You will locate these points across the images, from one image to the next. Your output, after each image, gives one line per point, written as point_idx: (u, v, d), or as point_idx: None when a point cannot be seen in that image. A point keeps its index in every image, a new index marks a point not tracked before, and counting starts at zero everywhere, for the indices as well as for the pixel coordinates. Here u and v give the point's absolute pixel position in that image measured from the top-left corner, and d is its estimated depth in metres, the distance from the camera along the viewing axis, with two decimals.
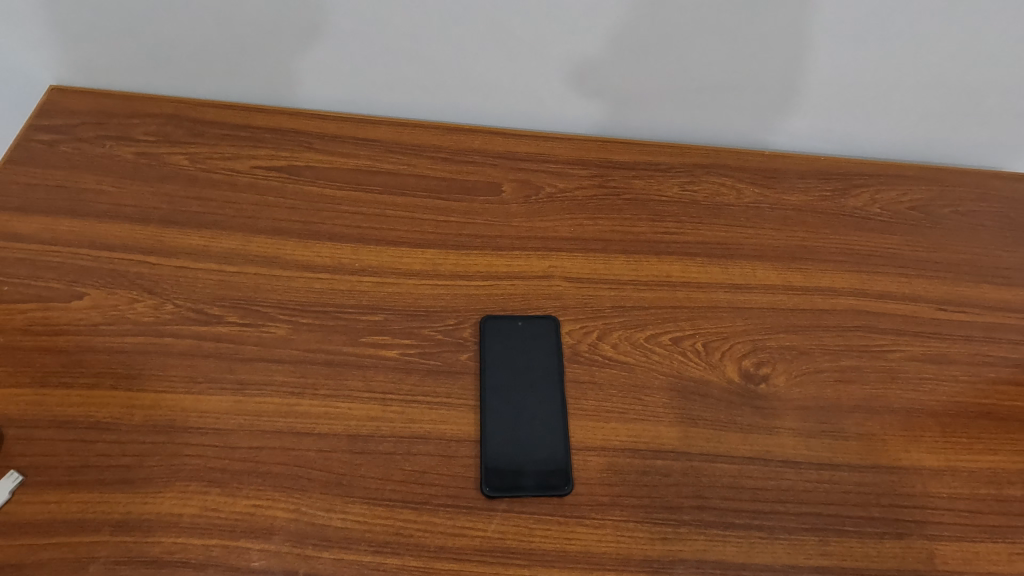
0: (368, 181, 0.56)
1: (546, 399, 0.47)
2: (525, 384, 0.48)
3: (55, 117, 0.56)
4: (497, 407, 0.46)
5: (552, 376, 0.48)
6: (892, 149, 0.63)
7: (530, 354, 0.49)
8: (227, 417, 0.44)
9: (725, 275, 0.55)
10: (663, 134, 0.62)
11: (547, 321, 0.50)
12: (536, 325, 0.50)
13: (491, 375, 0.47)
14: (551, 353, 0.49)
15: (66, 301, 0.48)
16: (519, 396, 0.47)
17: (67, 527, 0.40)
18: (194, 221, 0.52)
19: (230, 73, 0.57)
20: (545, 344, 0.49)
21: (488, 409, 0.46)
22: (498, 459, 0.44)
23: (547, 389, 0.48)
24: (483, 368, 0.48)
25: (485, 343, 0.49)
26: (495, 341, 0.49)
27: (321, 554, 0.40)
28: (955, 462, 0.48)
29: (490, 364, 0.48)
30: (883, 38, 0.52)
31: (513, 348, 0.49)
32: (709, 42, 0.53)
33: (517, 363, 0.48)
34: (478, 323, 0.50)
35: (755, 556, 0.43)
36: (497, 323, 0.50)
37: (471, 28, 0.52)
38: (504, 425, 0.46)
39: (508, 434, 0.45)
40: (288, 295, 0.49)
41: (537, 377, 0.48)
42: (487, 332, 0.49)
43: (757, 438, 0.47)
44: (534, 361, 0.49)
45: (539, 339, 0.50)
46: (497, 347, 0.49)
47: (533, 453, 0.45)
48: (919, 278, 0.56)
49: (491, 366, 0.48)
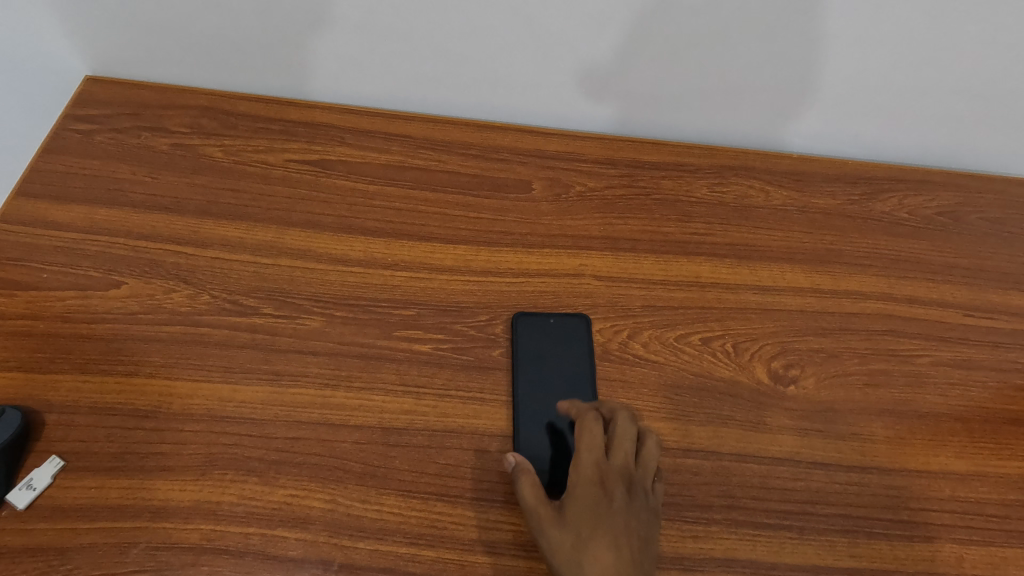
0: (400, 176, 0.56)
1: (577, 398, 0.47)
2: (556, 383, 0.48)
3: (90, 107, 0.57)
4: (529, 405, 0.47)
5: (583, 375, 0.48)
6: (919, 154, 0.62)
7: (561, 353, 0.49)
8: (262, 408, 0.44)
9: (754, 277, 0.55)
10: (689, 135, 0.62)
11: (579, 317, 0.51)
12: (567, 322, 0.50)
13: (523, 374, 0.48)
14: (582, 352, 0.49)
15: (104, 289, 0.48)
16: (550, 395, 0.47)
17: (107, 513, 0.40)
18: (229, 213, 0.53)
19: (262, 67, 0.57)
20: (575, 342, 0.50)
21: (520, 408, 0.46)
22: (530, 452, 0.45)
23: (578, 387, 0.48)
24: (515, 364, 0.48)
25: (517, 341, 0.49)
26: (526, 340, 0.49)
27: (358, 544, 0.41)
28: (983, 467, 0.48)
29: (521, 362, 0.48)
30: (919, 47, 0.52)
31: (544, 346, 0.49)
32: (740, 45, 0.52)
33: (548, 362, 0.48)
34: (510, 320, 0.50)
35: (786, 556, 0.43)
36: (529, 318, 0.50)
37: (503, 27, 0.52)
38: (536, 424, 0.46)
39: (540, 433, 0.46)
40: (322, 288, 0.50)
41: (568, 376, 0.48)
42: (518, 329, 0.49)
43: (787, 439, 0.48)
44: (564, 360, 0.49)
45: (570, 336, 0.50)
46: (528, 346, 0.49)
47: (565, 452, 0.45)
48: (948, 283, 0.56)
49: (523, 364, 0.48)
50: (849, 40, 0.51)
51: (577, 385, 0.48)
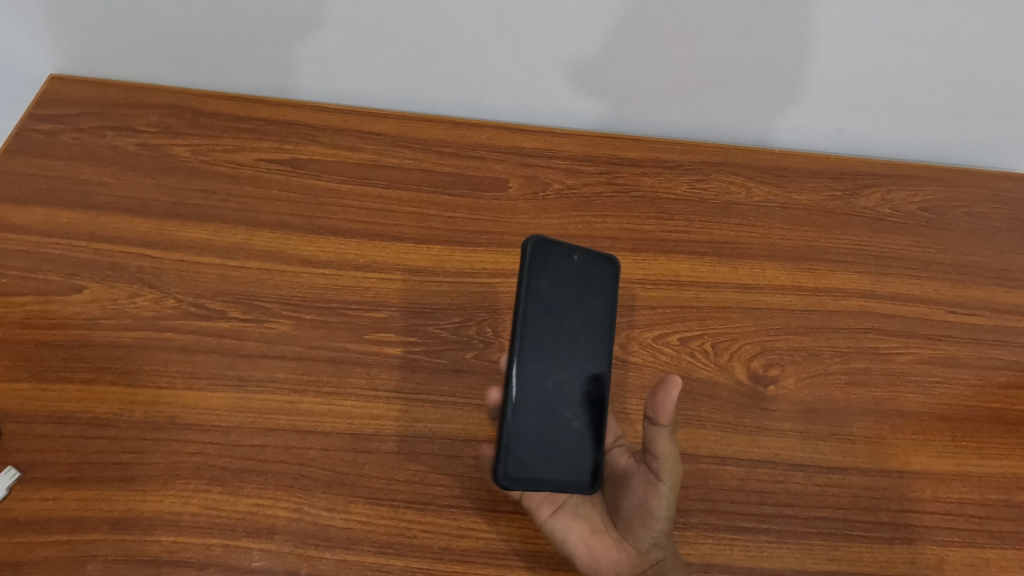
0: (373, 175, 0.55)
1: (592, 358, 0.42)
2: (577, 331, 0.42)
3: (54, 106, 0.55)
4: (538, 357, 0.40)
5: (603, 333, 0.43)
6: (905, 148, 0.61)
7: (584, 298, 0.43)
8: (228, 415, 0.44)
9: (733, 275, 0.54)
10: (670, 130, 0.60)
11: (608, 265, 0.45)
12: (595, 264, 0.44)
13: (540, 318, 0.41)
14: (606, 306, 0.44)
15: (65, 294, 0.47)
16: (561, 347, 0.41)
17: (65, 525, 0.39)
18: (195, 214, 0.51)
19: (231, 62, 0.55)
20: (601, 292, 0.44)
21: (525, 363, 0.40)
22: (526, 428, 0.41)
23: (595, 347, 0.43)
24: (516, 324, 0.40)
25: (532, 273, 0.41)
26: (548, 273, 0.42)
27: (324, 554, 0.40)
28: (965, 466, 0.48)
29: (537, 301, 0.41)
30: (909, 42, 0.50)
31: (566, 285, 0.42)
32: (719, 42, 0.50)
33: (570, 307, 0.42)
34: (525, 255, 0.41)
35: (763, 561, 0.43)
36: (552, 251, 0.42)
37: (476, 23, 0.50)
38: (540, 382, 0.40)
39: (541, 397, 0.40)
40: (290, 290, 0.49)
41: (587, 325, 0.43)
42: (538, 260, 0.41)
43: (766, 440, 0.47)
44: (586, 307, 0.43)
45: (595, 281, 0.44)
46: (552, 281, 0.42)
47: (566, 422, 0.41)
48: (931, 279, 0.55)
49: (539, 304, 0.41)
50: (837, 33, 0.49)
51: (594, 341, 0.43)
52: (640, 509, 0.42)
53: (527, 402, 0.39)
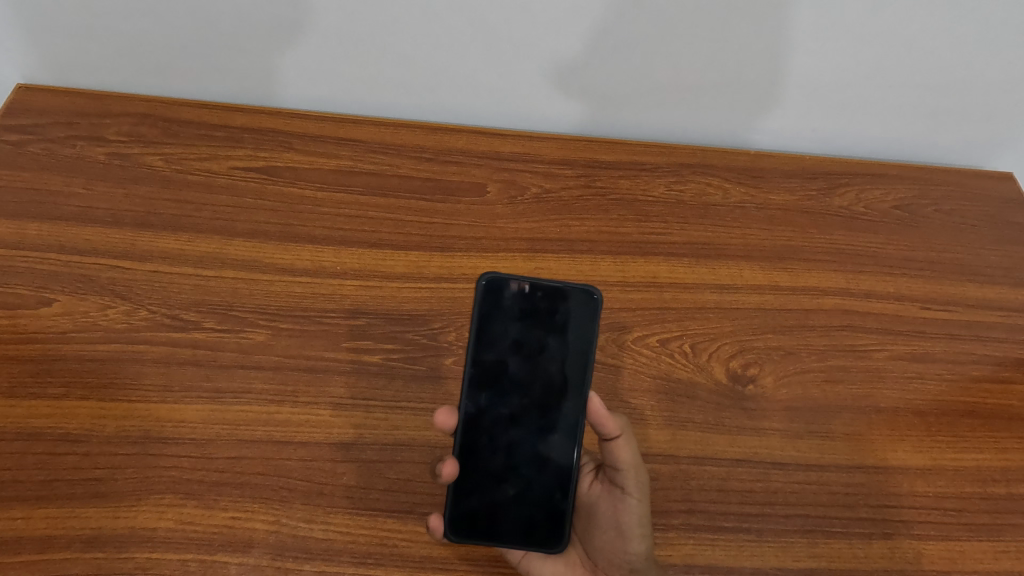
0: (350, 182, 0.54)
1: (563, 409, 0.43)
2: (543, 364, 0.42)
3: (20, 117, 0.54)
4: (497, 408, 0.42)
5: (573, 378, 0.42)
6: (880, 147, 0.61)
7: (553, 342, 0.42)
8: (203, 427, 0.43)
9: (711, 276, 0.54)
10: (647, 133, 0.60)
11: (580, 298, 0.42)
12: (565, 300, 0.42)
13: (503, 367, 0.42)
14: (577, 349, 0.42)
15: (34, 307, 0.46)
16: (526, 401, 0.42)
17: (36, 544, 0.40)
18: (168, 224, 0.51)
19: (203, 70, 0.54)
20: (577, 325, 0.42)
21: (477, 417, 0.42)
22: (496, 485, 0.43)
23: (562, 395, 0.42)
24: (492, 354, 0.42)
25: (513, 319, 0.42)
26: (501, 318, 0.42)
27: (303, 567, 0.41)
28: (940, 461, 0.48)
29: (494, 349, 0.42)
30: (889, 42, 0.50)
31: (526, 332, 0.42)
32: (691, 42, 0.50)
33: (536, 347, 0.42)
34: (487, 302, 0.42)
35: (742, 560, 0.44)
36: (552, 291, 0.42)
37: (447, 27, 0.49)
38: (496, 436, 0.43)
39: (502, 453, 0.43)
40: (267, 300, 0.48)
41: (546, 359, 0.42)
42: (491, 305, 0.42)
43: (744, 439, 0.47)
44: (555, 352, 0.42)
45: (566, 317, 0.42)
46: (512, 325, 0.42)
47: (531, 476, 0.43)
48: (905, 277, 0.56)
49: (495, 352, 0.42)
50: (817, 33, 0.49)
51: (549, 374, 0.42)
52: (615, 530, 0.43)
53: (486, 453, 0.42)
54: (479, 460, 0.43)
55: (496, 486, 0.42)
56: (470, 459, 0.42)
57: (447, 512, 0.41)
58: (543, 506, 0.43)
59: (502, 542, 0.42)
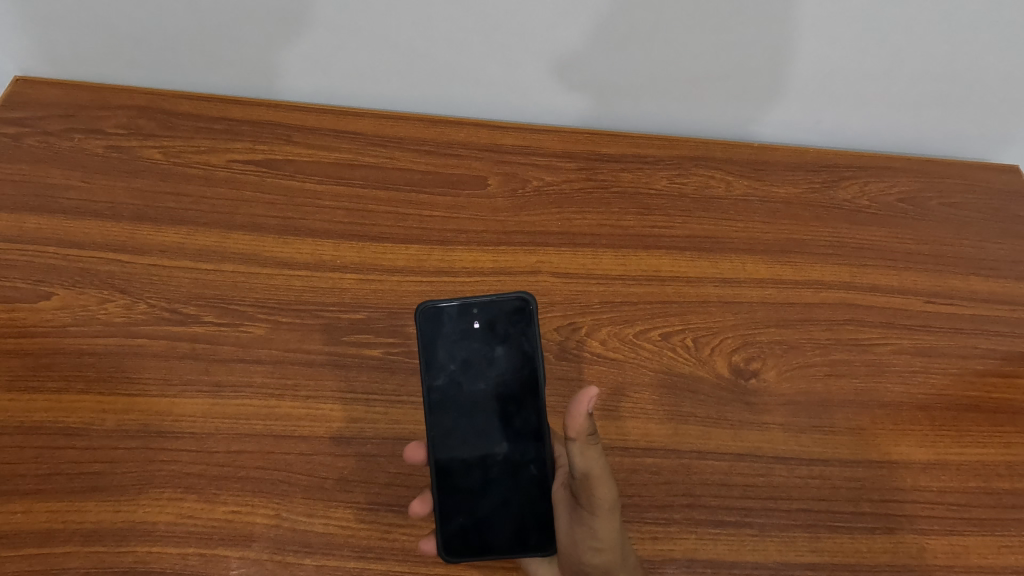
0: (349, 175, 0.54)
1: (525, 415, 0.42)
2: (495, 380, 0.42)
3: (18, 110, 0.53)
4: (461, 427, 0.42)
5: (528, 385, 0.42)
6: (883, 140, 0.61)
7: (499, 354, 0.42)
8: (203, 421, 0.43)
9: (714, 270, 0.53)
10: (647, 126, 0.59)
11: (521, 309, 0.41)
12: (501, 311, 0.42)
13: (457, 388, 0.42)
14: (525, 356, 0.42)
15: (33, 301, 0.46)
16: (487, 413, 0.42)
17: (36, 538, 0.40)
18: (166, 217, 0.50)
19: (201, 62, 0.53)
20: (518, 336, 0.42)
21: (444, 439, 0.42)
22: (477, 502, 0.42)
23: (522, 402, 0.42)
24: (444, 379, 0.42)
25: (456, 338, 0.42)
26: (445, 340, 0.42)
27: (303, 560, 0.41)
28: (944, 455, 0.48)
29: (443, 374, 0.42)
30: (892, 35, 0.49)
31: (471, 351, 0.42)
32: (691, 35, 0.50)
33: (484, 364, 0.42)
34: (433, 328, 0.42)
35: (745, 555, 0.44)
36: (490, 305, 0.42)
37: (446, 20, 0.49)
38: (467, 455, 0.42)
39: (478, 468, 0.42)
40: (267, 293, 0.48)
41: (497, 373, 0.42)
42: (434, 332, 0.42)
43: (747, 434, 0.47)
44: (502, 363, 0.42)
45: (507, 329, 0.42)
46: (455, 346, 0.42)
47: (509, 484, 0.42)
48: (910, 270, 0.56)
49: (446, 375, 0.42)
50: (818, 26, 0.49)
51: (502, 387, 0.42)
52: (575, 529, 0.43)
53: (461, 470, 0.42)
54: (456, 478, 0.42)
55: (479, 500, 0.42)
56: (449, 480, 0.42)
57: (437, 532, 0.41)
58: (529, 510, 0.42)
59: (496, 552, 0.42)
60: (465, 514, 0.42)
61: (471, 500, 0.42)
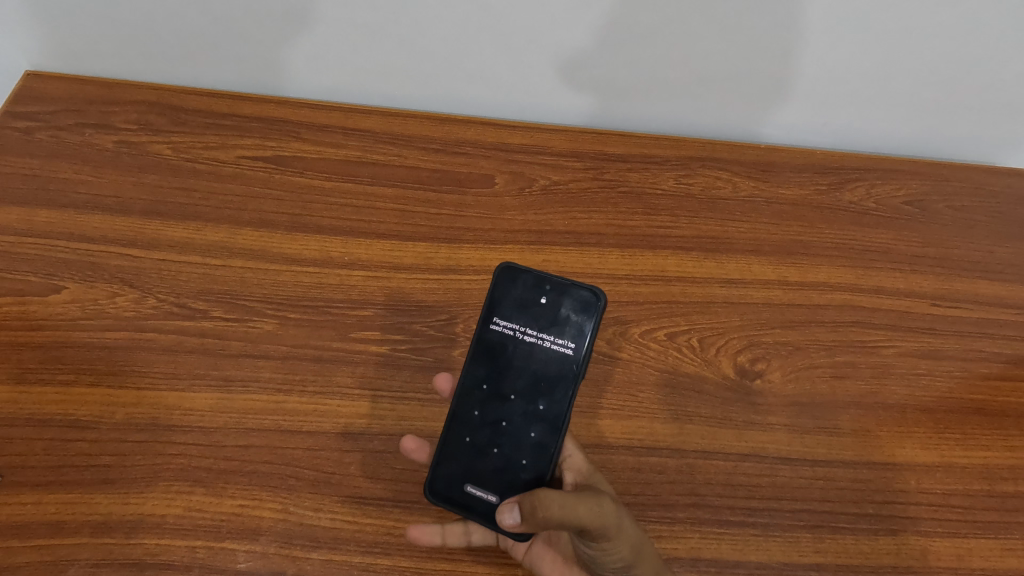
0: (358, 172, 0.54)
1: (554, 398, 0.42)
2: (539, 359, 0.43)
3: (29, 104, 0.54)
4: (494, 383, 0.43)
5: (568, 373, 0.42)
6: (890, 143, 0.61)
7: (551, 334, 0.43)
8: (210, 415, 0.44)
9: (720, 271, 0.54)
10: (654, 125, 0.60)
11: (586, 301, 0.43)
12: (568, 297, 0.43)
13: (504, 349, 0.43)
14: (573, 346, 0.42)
15: (43, 294, 0.47)
16: (520, 383, 0.43)
17: (46, 530, 0.40)
18: (176, 212, 0.50)
19: (211, 58, 0.54)
20: (579, 323, 0.43)
21: (475, 390, 0.43)
22: (475, 458, 0.42)
23: (556, 386, 0.42)
24: (497, 336, 0.43)
25: (518, 303, 0.43)
26: (509, 302, 0.43)
27: (310, 555, 0.41)
28: (949, 458, 0.48)
29: (498, 330, 0.43)
30: (899, 39, 0.50)
31: (530, 321, 0.43)
32: (700, 37, 0.50)
33: (536, 336, 0.43)
34: (501, 289, 0.44)
35: (749, 554, 0.44)
36: (561, 287, 0.43)
37: (455, 20, 0.49)
38: (487, 412, 0.43)
39: (488, 428, 0.43)
40: (275, 290, 0.48)
41: (542, 351, 0.43)
42: (504, 290, 0.44)
43: (752, 434, 0.47)
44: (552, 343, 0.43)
45: (568, 313, 0.43)
46: (517, 310, 0.43)
47: (513, 454, 0.42)
48: (916, 272, 0.56)
49: (500, 332, 0.43)
50: (825, 30, 0.49)
51: (542, 365, 0.43)
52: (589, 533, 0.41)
53: (476, 423, 0.43)
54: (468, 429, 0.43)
55: (479, 456, 0.42)
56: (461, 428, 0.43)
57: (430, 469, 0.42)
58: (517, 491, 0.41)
59: (476, 513, 0.41)
60: (461, 464, 0.42)
61: (471, 455, 0.42)
